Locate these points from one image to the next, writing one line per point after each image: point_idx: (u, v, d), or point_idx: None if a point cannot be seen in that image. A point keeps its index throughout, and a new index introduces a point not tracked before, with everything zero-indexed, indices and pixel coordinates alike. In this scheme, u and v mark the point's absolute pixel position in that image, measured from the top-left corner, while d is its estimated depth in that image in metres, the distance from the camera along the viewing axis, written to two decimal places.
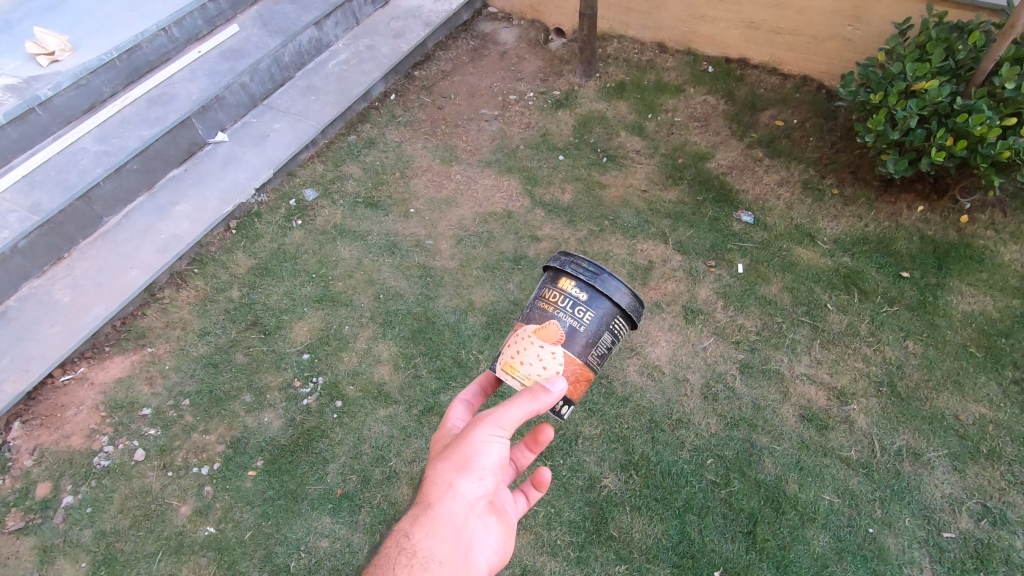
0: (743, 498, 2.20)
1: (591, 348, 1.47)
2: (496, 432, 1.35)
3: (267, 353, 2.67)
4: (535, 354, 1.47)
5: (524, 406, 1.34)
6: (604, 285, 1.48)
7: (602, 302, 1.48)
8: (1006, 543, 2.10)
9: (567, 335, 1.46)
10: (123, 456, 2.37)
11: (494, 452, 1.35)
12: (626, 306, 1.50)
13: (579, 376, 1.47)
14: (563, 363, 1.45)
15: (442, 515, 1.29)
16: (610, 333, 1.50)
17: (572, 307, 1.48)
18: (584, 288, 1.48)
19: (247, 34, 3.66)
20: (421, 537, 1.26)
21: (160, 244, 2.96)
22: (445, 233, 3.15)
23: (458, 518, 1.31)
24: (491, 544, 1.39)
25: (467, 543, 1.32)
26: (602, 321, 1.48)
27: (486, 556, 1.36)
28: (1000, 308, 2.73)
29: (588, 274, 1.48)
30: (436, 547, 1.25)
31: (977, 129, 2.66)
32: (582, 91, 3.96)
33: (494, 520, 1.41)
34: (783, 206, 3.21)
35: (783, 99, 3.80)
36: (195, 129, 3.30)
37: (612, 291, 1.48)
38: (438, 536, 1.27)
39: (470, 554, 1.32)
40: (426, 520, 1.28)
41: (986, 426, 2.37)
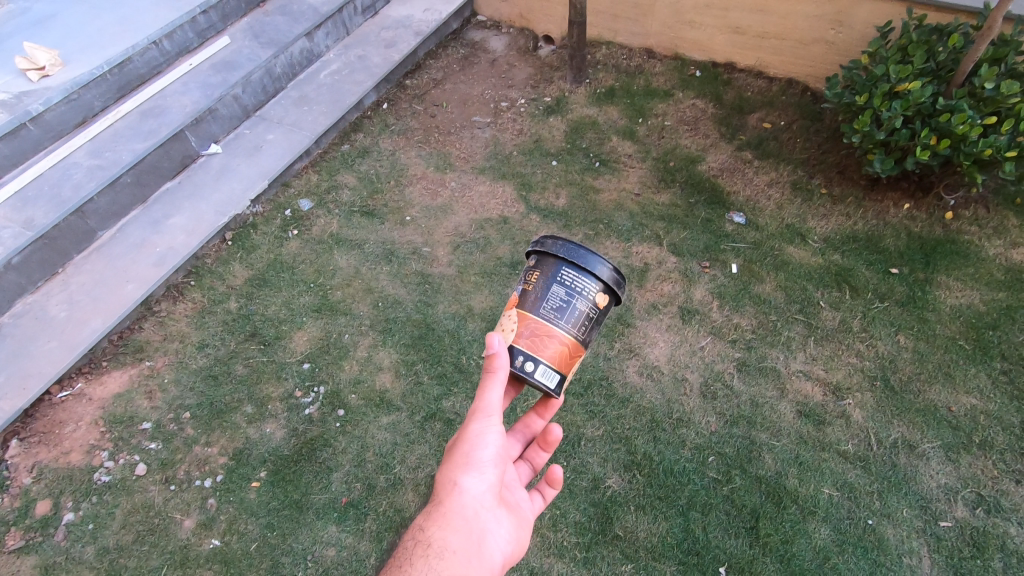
0: (745, 494, 2.23)
1: (540, 302, 1.50)
2: (489, 421, 1.42)
3: (268, 364, 2.67)
4: (501, 322, 1.58)
5: (497, 386, 1.40)
6: (546, 246, 1.56)
7: (546, 260, 1.55)
8: (1001, 530, 2.15)
9: (519, 297, 1.55)
10: (124, 471, 2.36)
11: (490, 441, 1.42)
12: (569, 255, 1.52)
13: (534, 330, 1.49)
14: (517, 320, 1.52)
15: (451, 508, 1.34)
16: (561, 286, 1.51)
17: (527, 273, 1.58)
18: (540, 260, 1.58)
19: (238, 46, 3.67)
20: (435, 530, 1.31)
21: (156, 256, 2.95)
22: (441, 240, 3.17)
23: (467, 509, 1.36)
24: (505, 535, 1.43)
25: (479, 534, 1.36)
26: (547, 277, 1.53)
27: (500, 547, 1.41)
28: (987, 301, 2.80)
29: (533, 243, 1.61)
30: (449, 538, 1.30)
31: (960, 128, 2.74)
32: (573, 97, 4.01)
33: (504, 512, 1.46)
34: (773, 206, 3.27)
35: (770, 102, 3.87)
36: (188, 142, 3.30)
37: (556, 248, 1.54)
38: (450, 527, 1.32)
39: (484, 544, 1.36)
40: (437, 514, 1.34)
41: (977, 417, 2.43)
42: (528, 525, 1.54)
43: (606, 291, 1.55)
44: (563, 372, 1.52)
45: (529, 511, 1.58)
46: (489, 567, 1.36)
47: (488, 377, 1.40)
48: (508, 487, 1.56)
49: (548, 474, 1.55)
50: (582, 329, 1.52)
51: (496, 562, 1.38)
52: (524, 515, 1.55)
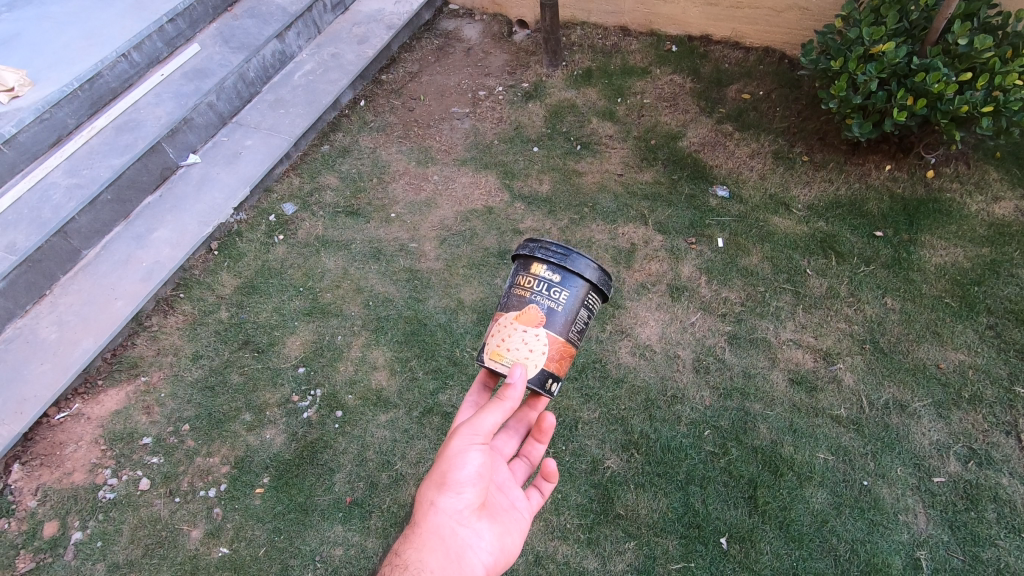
0: (741, 465, 2.26)
1: (569, 326, 1.55)
2: (468, 442, 1.45)
3: (263, 371, 2.68)
4: (519, 339, 1.53)
5: (495, 415, 1.46)
6: (575, 263, 1.55)
7: (574, 281, 1.55)
8: (993, 482, 2.19)
9: (547, 317, 1.53)
10: (128, 487, 2.38)
11: (470, 461, 1.44)
12: (598, 282, 1.58)
13: (563, 354, 1.56)
14: (547, 344, 1.53)
15: (428, 529, 1.40)
16: (586, 309, 1.58)
17: (549, 289, 1.55)
18: (556, 270, 1.55)
19: (209, 52, 3.63)
20: (411, 553, 1.38)
21: (142, 272, 2.94)
22: (428, 234, 3.17)
23: (443, 530, 1.41)
24: (490, 547, 1.46)
25: (458, 550, 1.41)
26: (576, 299, 1.56)
27: (484, 560, 1.44)
28: (971, 257, 2.82)
29: (558, 256, 1.55)
30: (425, 559, 1.37)
31: (935, 87, 2.73)
32: (550, 81, 3.99)
33: (488, 522, 1.50)
34: (756, 178, 3.27)
35: (748, 73, 3.86)
36: (166, 154, 3.28)
37: (582, 269, 1.55)
38: (425, 548, 1.38)
39: (464, 559, 1.41)
40: (414, 536, 1.41)
41: (966, 372, 2.46)
42: (520, 529, 1.56)
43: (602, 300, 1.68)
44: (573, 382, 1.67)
45: (523, 512, 1.61)
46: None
47: (488, 407, 1.46)
48: (499, 492, 1.60)
49: (542, 468, 1.61)
50: None
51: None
52: (517, 517, 1.58)
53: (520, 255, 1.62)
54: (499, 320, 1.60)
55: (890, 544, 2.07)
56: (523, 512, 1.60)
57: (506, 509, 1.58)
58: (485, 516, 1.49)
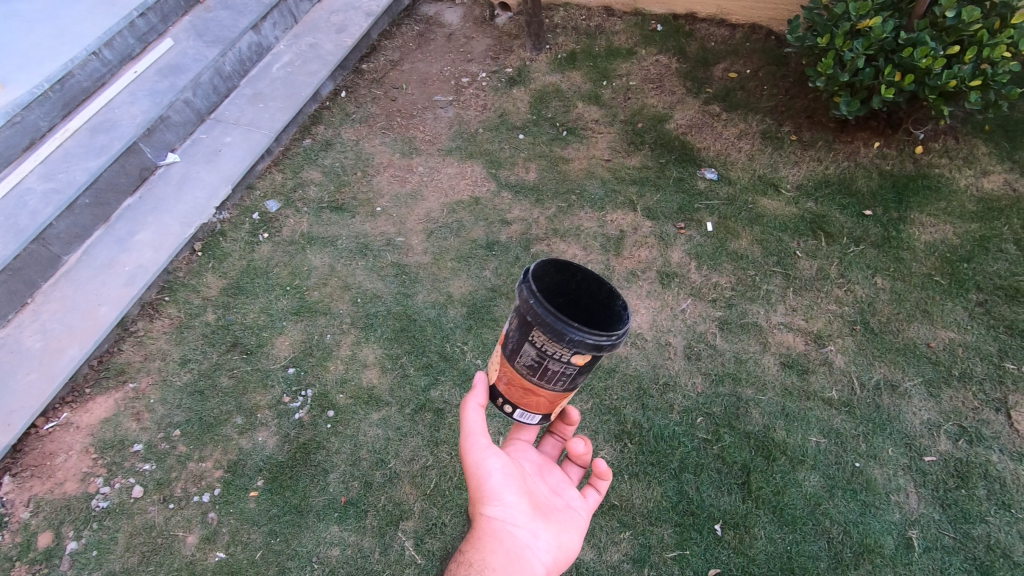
0: (735, 451, 2.27)
1: (514, 358, 1.36)
2: (485, 449, 1.47)
3: (253, 373, 2.66)
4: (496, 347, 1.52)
5: (474, 414, 1.49)
6: (523, 290, 1.28)
7: (519, 312, 1.30)
8: (983, 459, 2.21)
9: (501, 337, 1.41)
10: (121, 495, 2.36)
11: (493, 468, 1.46)
12: (537, 322, 1.24)
13: (508, 380, 1.43)
14: (496, 362, 1.45)
15: (484, 532, 1.42)
16: (530, 348, 1.30)
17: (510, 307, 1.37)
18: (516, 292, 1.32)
19: (183, 47, 3.52)
20: (473, 555, 1.40)
21: (126, 276, 2.89)
22: (415, 227, 3.13)
23: (498, 531, 1.42)
24: (549, 545, 1.45)
25: (517, 550, 1.40)
26: (520, 333, 1.31)
27: (545, 557, 1.43)
28: (961, 234, 2.81)
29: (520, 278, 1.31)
30: (488, 559, 1.38)
31: (922, 62, 2.70)
32: (534, 66, 3.92)
33: (544, 523, 1.49)
34: (744, 159, 3.24)
35: (734, 51, 3.80)
36: (144, 154, 3.21)
37: (528, 302, 1.26)
38: (483, 549, 1.39)
39: (525, 558, 1.40)
40: (473, 540, 1.43)
41: (956, 350, 2.46)
42: (577, 526, 1.55)
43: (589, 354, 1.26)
44: (545, 412, 1.48)
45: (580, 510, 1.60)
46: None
47: (465, 405, 1.50)
48: (552, 495, 1.60)
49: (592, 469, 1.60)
50: (560, 383, 1.35)
51: (541, 574, 1.41)
52: (573, 516, 1.58)
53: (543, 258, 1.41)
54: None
55: (882, 524, 2.09)
56: (580, 511, 1.60)
57: (562, 509, 1.58)
58: (539, 516, 1.49)
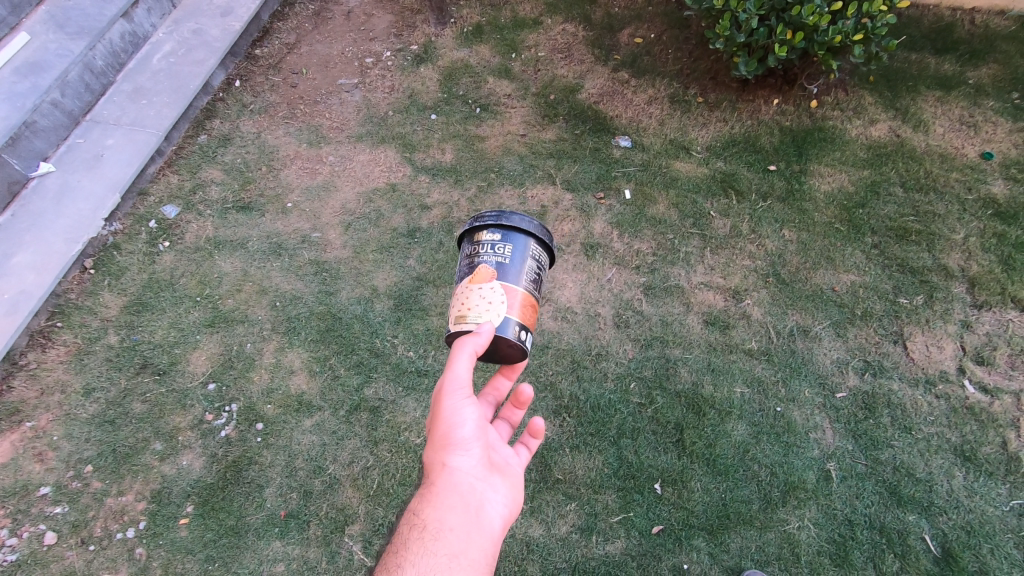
0: (667, 411, 2.35)
1: (515, 275, 1.52)
2: (460, 400, 1.46)
3: (168, 394, 2.48)
4: (475, 300, 1.50)
5: (464, 356, 1.42)
6: (512, 218, 1.56)
7: (516, 236, 1.55)
8: (886, 389, 2.40)
9: (497, 271, 1.52)
10: (32, 544, 2.15)
11: (466, 420, 1.46)
12: (537, 231, 1.58)
13: (523, 302, 1.52)
14: (504, 294, 1.50)
15: (445, 487, 1.40)
16: (532, 261, 1.56)
17: (484, 248, 1.56)
18: (495, 230, 1.56)
19: (41, 41, 3.12)
20: (430, 512, 1.37)
21: (7, 304, 2.59)
22: (330, 221, 2.99)
23: (460, 485, 1.41)
24: (505, 500, 1.47)
25: (476, 505, 1.41)
26: (522, 252, 1.55)
27: (501, 512, 1.44)
28: (855, 181, 3.00)
29: (493, 218, 1.56)
30: (448, 515, 1.36)
31: (810, 20, 2.80)
32: (440, 41, 3.79)
33: (500, 478, 1.50)
34: (656, 124, 3.29)
35: (637, 15, 3.83)
36: (10, 166, 2.86)
37: (515, 220, 1.56)
38: (443, 505, 1.37)
39: (483, 513, 1.41)
40: (431, 495, 1.40)
41: (857, 291, 2.65)
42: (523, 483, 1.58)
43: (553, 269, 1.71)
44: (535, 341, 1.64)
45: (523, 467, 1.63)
46: (490, 534, 1.40)
47: (460, 348, 1.43)
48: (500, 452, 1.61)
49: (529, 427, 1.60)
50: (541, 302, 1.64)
51: (496, 530, 1.42)
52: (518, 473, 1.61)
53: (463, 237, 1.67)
54: (456, 293, 1.58)
55: (803, 461, 2.24)
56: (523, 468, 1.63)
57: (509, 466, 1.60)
58: (495, 471, 1.49)
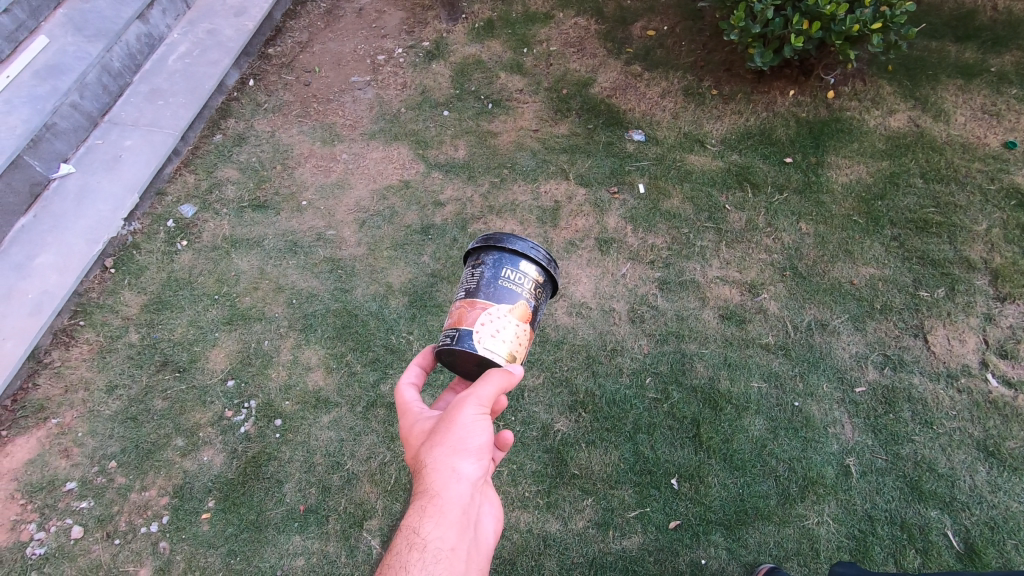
0: (684, 406, 2.34)
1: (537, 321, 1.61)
2: (477, 411, 1.42)
3: (189, 391, 2.52)
4: (513, 333, 1.51)
5: (495, 381, 1.42)
6: (555, 272, 1.64)
7: (547, 287, 1.64)
8: (907, 383, 2.37)
9: (533, 313, 1.57)
10: (60, 538, 2.19)
11: (478, 436, 1.42)
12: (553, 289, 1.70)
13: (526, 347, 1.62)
14: (528, 336, 1.56)
15: (448, 502, 1.34)
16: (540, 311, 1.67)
17: (529, 285, 1.56)
18: (542, 272, 1.60)
19: (60, 44, 3.15)
20: (433, 529, 1.29)
21: (30, 304, 2.63)
22: (345, 219, 3.01)
23: (463, 499, 1.36)
24: (493, 514, 1.47)
25: (475, 519, 1.38)
26: (545, 303, 1.64)
27: (490, 526, 1.44)
28: (873, 173, 2.95)
29: (548, 262, 1.61)
30: (450, 535, 1.30)
31: (826, 9, 2.77)
32: (451, 37, 3.78)
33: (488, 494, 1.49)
34: (669, 117, 3.27)
35: (650, 7, 3.79)
36: (31, 168, 2.91)
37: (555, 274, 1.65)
38: (447, 521, 1.31)
39: (478, 530, 1.39)
40: (433, 509, 1.32)
41: (876, 284, 2.62)
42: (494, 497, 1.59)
43: None
44: None
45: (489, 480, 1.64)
46: (481, 552, 1.39)
47: (497, 376, 1.43)
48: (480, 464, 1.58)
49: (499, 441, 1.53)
50: None
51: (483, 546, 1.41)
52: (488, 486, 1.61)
53: (500, 249, 1.58)
54: (486, 309, 1.51)
55: (822, 456, 2.22)
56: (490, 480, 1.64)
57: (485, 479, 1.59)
58: (485, 487, 1.48)
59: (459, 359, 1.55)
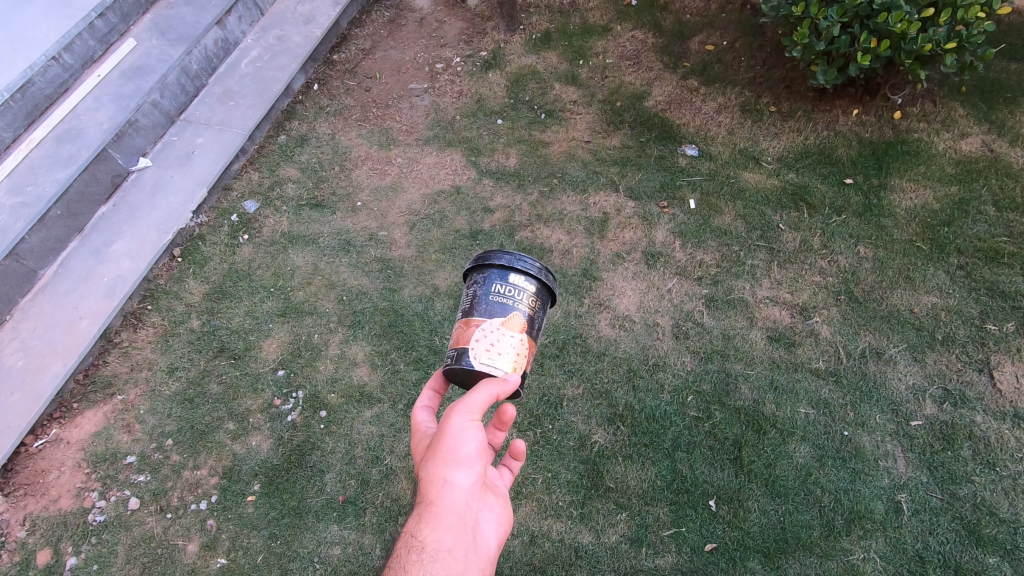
0: (726, 427, 2.30)
1: (537, 331, 1.65)
2: (467, 419, 1.44)
3: (242, 377, 2.64)
4: (506, 344, 1.56)
5: (487, 389, 1.45)
6: (546, 276, 1.66)
7: (542, 292, 1.67)
8: (968, 420, 2.25)
9: (528, 323, 1.61)
10: (118, 508, 2.33)
11: (469, 442, 1.45)
12: (552, 292, 1.72)
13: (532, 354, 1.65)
14: (527, 346, 1.61)
15: (444, 508, 1.39)
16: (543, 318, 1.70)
17: (520, 296, 1.60)
18: (531, 281, 1.63)
19: (145, 47, 3.39)
20: (428, 533, 1.35)
21: (105, 287, 2.82)
22: (397, 221, 3.10)
23: (459, 505, 1.41)
24: (497, 519, 1.50)
25: (473, 524, 1.42)
26: (542, 310, 1.68)
27: (494, 531, 1.48)
28: (940, 198, 2.83)
29: (534, 270, 1.63)
30: (444, 539, 1.35)
31: (897, 27, 2.68)
32: (508, 47, 3.85)
33: (492, 499, 1.52)
34: (724, 133, 3.22)
35: (710, 22, 3.76)
36: (114, 160, 3.12)
37: (552, 283, 1.68)
38: (442, 526, 1.36)
39: (478, 535, 1.42)
40: (429, 515, 1.37)
41: (938, 314, 2.50)
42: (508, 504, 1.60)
43: None
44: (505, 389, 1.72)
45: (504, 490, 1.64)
46: (484, 556, 1.42)
47: (492, 389, 1.46)
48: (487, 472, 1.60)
49: (512, 448, 1.59)
50: None
51: (488, 549, 1.44)
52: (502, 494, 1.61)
53: (488, 266, 1.63)
54: (480, 327, 1.57)
55: (871, 490, 2.13)
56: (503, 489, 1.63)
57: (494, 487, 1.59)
58: (488, 493, 1.51)
59: (468, 378, 1.61)
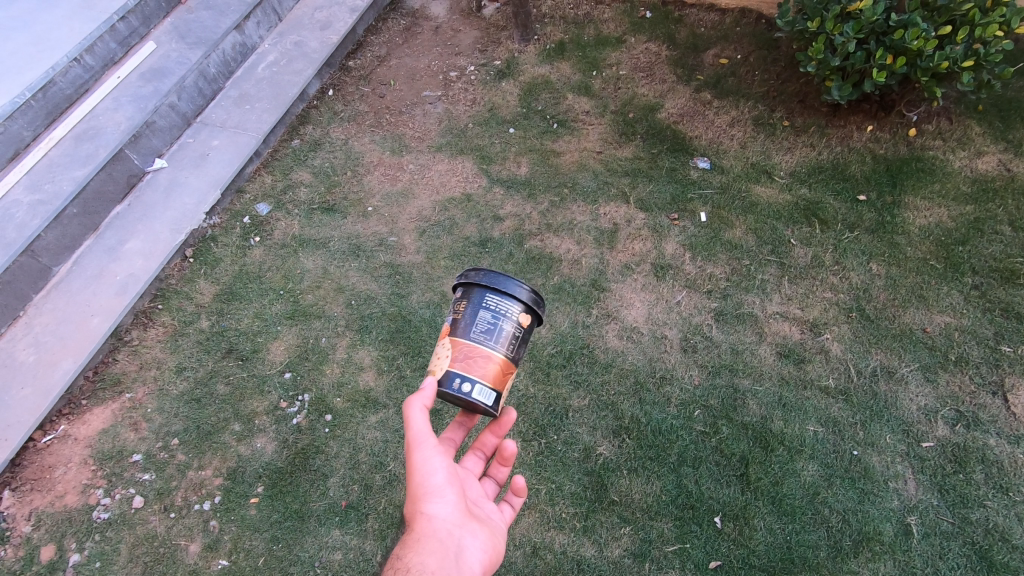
0: (733, 442, 2.27)
1: (469, 327, 1.60)
2: (431, 449, 1.54)
3: (249, 379, 2.65)
4: (439, 352, 1.67)
5: (414, 408, 1.51)
6: (468, 276, 1.67)
7: (472, 290, 1.65)
8: (980, 443, 2.21)
9: (452, 326, 1.64)
10: (122, 506, 2.34)
11: (437, 468, 1.53)
12: (485, 283, 1.63)
13: (463, 353, 1.58)
14: (450, 347, 1.61)
15: (425, 534, 1.45)
16: (482, 314, 1.60)
17: (452, 305, 1.70)
18: (460, 287, 1.69)
19: (165, 50, 3.45)
20: (411, 557, 1.40)
21: (117, 285, 2.85)
22: (406, 226, 3.11)
23: (439, 530, 1.47)
24: (483, 545, 1.54)
25: (456, 549, 1.47)
26: (473, 306, 1.62)
27: (480, 556, 1.51)
28: (955, 217, 2.80)
29: (460, 277, 1.71)
30: (427, 561, 1.40)
31: (914, 44, 2.66)
32: (522, 57, 3.87)
33: (476, 526, 1.57)
34: (737, 146, 3.21)
35: (724, 36, 3.76)
36: (130, 160, 3.16)
37: (478, 277, 1.64)
38: (425, 549, 1.42)
39: (462, 559, 1.46)
40: (411, 542, 1.44)
41: (952, 334, 2.46)
42: (501, 534, 1.64)
43: (527, 306, 1.64)
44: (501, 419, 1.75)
45: (499, 522, 1.67)
46: None
47: (410, 406, 1.51)
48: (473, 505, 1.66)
49: (511, 484, 1.68)
50: (509, 348, 1.60)
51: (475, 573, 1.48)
52: (495, 525, 1.65)
53: None
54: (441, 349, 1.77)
55: (880, 511, 2.10)
56: (497, 522, 1.67)
57: (483, 518, 1.64)
58: (470, 520, 1.56)
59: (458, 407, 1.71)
